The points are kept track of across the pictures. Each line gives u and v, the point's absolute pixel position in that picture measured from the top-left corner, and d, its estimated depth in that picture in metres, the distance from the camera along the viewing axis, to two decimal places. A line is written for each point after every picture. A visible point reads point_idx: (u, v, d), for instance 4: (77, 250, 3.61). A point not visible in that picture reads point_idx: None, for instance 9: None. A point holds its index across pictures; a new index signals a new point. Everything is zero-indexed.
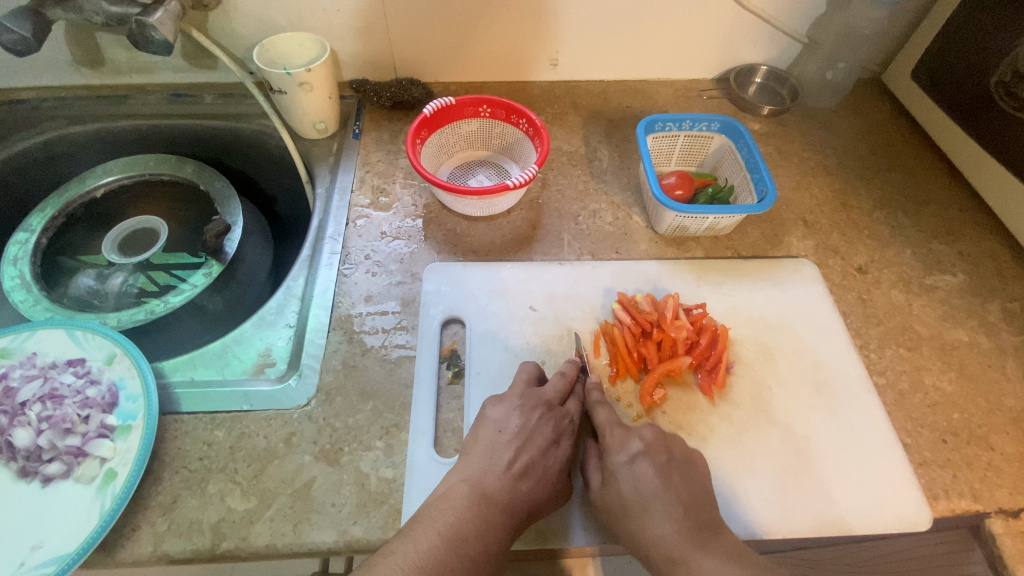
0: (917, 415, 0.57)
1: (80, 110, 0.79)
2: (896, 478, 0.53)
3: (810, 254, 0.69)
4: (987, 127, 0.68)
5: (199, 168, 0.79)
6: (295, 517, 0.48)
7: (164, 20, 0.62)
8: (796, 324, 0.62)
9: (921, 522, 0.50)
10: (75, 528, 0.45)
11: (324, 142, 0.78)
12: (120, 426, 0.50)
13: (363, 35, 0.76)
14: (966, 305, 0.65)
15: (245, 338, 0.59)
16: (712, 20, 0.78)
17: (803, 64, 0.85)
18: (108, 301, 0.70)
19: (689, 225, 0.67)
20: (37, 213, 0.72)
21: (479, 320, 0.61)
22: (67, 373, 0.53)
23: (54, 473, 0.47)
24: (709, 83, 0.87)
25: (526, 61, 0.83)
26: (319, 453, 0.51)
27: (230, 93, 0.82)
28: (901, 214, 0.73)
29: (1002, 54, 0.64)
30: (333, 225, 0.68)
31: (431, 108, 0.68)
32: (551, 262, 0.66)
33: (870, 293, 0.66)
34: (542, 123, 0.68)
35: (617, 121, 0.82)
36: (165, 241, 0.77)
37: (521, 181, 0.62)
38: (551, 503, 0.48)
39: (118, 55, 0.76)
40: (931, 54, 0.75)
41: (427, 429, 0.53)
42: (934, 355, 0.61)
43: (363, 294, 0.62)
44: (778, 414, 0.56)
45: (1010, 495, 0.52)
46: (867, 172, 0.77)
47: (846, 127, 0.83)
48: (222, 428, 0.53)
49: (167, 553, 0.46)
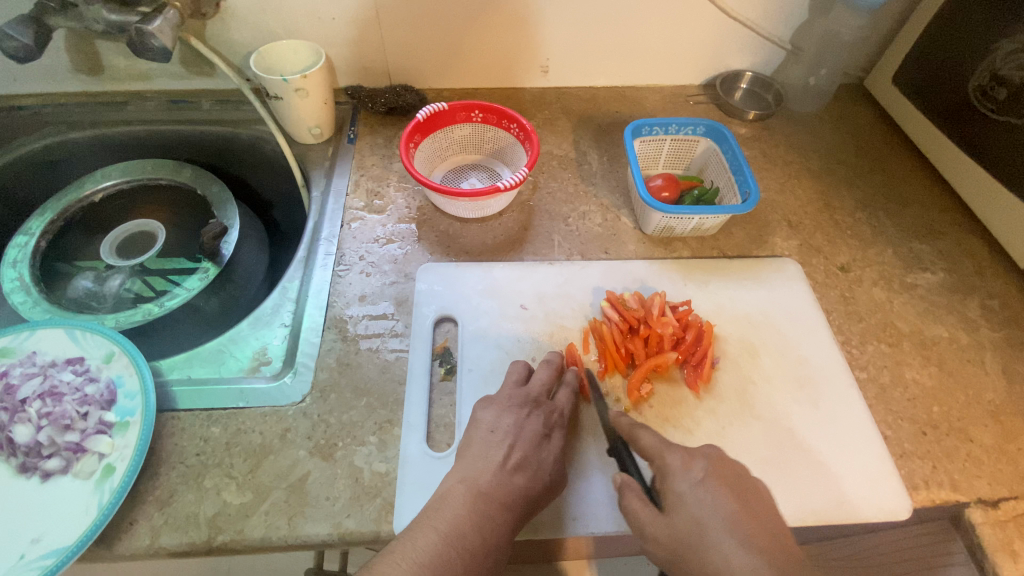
0: (897, 408, 0.58)
1: (79, 115, 0.81)
2: (877, 468, 0.54)
3: (793, 254, 0.70)
4: (966, 130, 0.70)
5: (196, 173, 0.81)
6: (290, 510, 0.49)
7: (163, 28, 0.64)
8: (780, 320, 0.64)
9: (901, 511, 0.52)
10: (74, 522, 0.46)
11: (320, 147, 0.80)
12: (118, 422, 0.51)
13: (358, 42, 0.78)
14: (945, 302, 0.67)
15: (242, 337, 0.61)
16: (698, 27, 0.80)
17: (787, 70, 0.88)
18: (105, 303, 0.71)
19: (676, 225, 0.68)
20: (36, 217, 0.74)
21: (471, 318, 0.63)
22: (66, 372, 0.54)
23: (53, 468, 0.48)
24: (695, 89, 0.89)
25: (518, 68, 0.85)
26: (314, 448, 0.52)
27: (227, 99, 0.83)
28: (883, 215, 0.75)
29: (980, 60, 0.66)
30: (329, 228, 0.69)
31: (425, 112, 0.69)
32: (541, 262, 0.68)
33: (852, 291, 0.67)
34: (532, 127, 0.69)
35: (607, 126, 0.84)
36: (162, 245, 0.78)
37: (511, 183, 0.64)
38: (546, 496, 0.49)
39: (117, 62, 0.78)
40: (910, 60, 0.77)
41: (420, 425, 0.54)
42: (914, 351, 0.62)
43: (356, 294, 0.64)
44: (761, 408, 0.57)
45: (989, 485, 0.53)
46: (850, 174, 0.79)
47: (829, 130, 0.85)
48: (218, 425, 0.54)
49: (164, 546, 0.47)
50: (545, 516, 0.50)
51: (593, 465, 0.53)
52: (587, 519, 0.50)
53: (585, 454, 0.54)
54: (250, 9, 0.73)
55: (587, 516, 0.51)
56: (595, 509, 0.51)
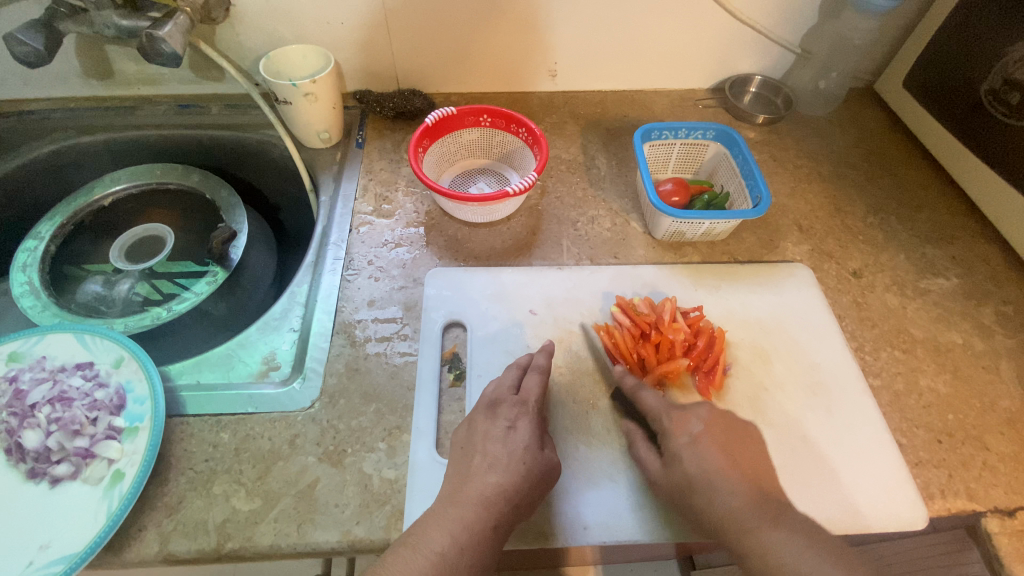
0: (912, 416, 0.57)
1: (89, 120, 0.81)
2: (892, 476, 0.53)
3: (805, 259, 0.70)
4: (978, 134, 0.70)
5: (204, 177, 0.81)
6: (299, 517, 0.49)
7: (173, 33, 0.64)
8: (793, 327, 0.63)
9: (917, 520, 0.51)
10: (82, 529, 0.46)
11: (328, 151, 0.80)
12: (127, 428, 0.51)
13: (366, 47, 0.78)
14: (959, 308, 0.66)
15: (250, 343, 0.60)
16: (707, 31, 0.80)
17: (796, 74, 0.87)
18: (114, 307, 0.71)
19: (686, 230, 0.68)
20: (46, 221, 0.74)
21: (480, 323, 0.62)
22: (75, 376, 0.54)
23: (62, 474, 0.48)
24: (704, 92, 0.89)
25: (526, 72, 0.85)
26: (322, 454, 0.52)
27: (235, 103, 0.83)
28: (895, 220, 0.74)
29: (991, 64, 0.66)
30: (336, 233, 0.69)
31: (433, 117, 0.69)
32: (551, 267, 0.68)
33: (864, 297, 0.67)
34: (541, 131, 0.69)
35: (615, 130, 0.83)
36: (171, 249, 0.78)
37: (521, 188, 0.63)
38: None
39: (127, 67, 0.78)
40: (921, 64, 0.77)
41: (429, 431, 0.54)
42: (928, 357, 0.62)
43: (365, 299, 0.63)
44: (774, 415, 0.56)
45: (1005, 494, 0.53)
46: (860, 179, 0.79)
47: (838, 134, 0.84)
48: (227, 431, 0.53)
49: (172, 553, 0.47)
50: (555, 524, 0.50)
51: (603, 473, 0.53)
52: (596, 527, 0.50)
53: (594, 461, 0.53)
54: (259, 15, 0.73)
55: (594, 524, 0.50)
56: (604, 517, 0.50)
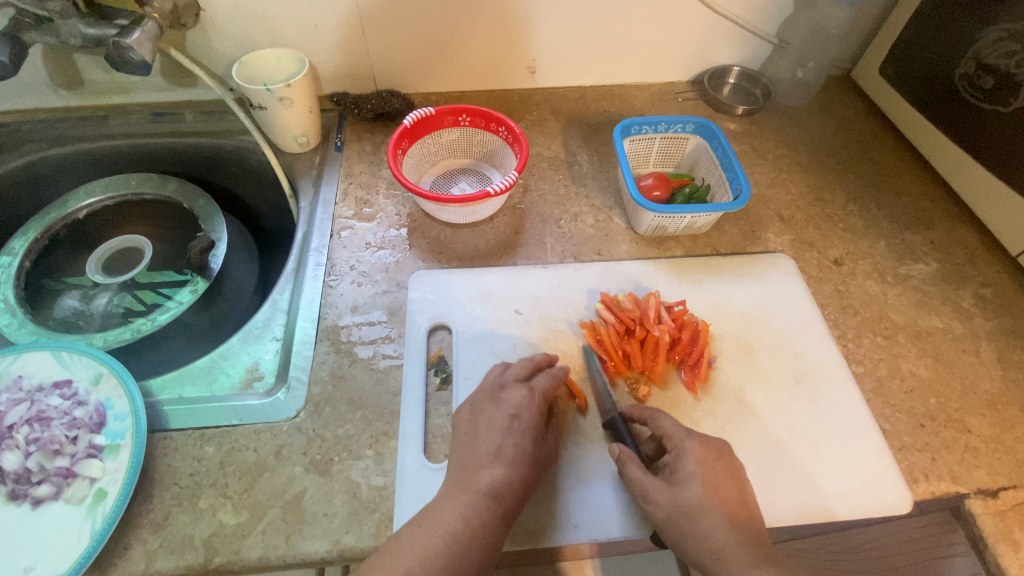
0: (895, 401, 0.58)
1: (60, 131, 0.80)
2: (876, 462, 0.54)
3: (787, 249, 0.70)
4: (953, 118, 0.70)
5: (182, 185, 0.79)
6: (287, 528, 0.48)
7: (142, 40, 0.63)
8: (774, 316, 0.64)
9: (903, 505, 0.52)
10: (66, 549, 0.45)
11: (307, 156, 0.79)
12: (109, 445, 0.50)
13: (342, 48, 0.77)
14: (938, 291, 0.67)
15: (232, 353, 0.60)
16: (684, 23, 0.80)
17: (773, 65, 0.88)
18: (93, 322, 0.70)
19: (668, 225, 0.68)
20: (20, 236, 0.72)
21: (465, 325, 0.62)
22: (54, 396, 0.53)
23: (43, 495, 0.47)
24: (684, 85, 0.89)
25: (505, 69, 0.84)
26: (309, 464, 0.52)
27: (210, 110, 0.82)
28: (874, 206, 0.75)
29: (966, 48, 0.66)
30: (318, 238, 0.69)
31: (411, 118, 0.68)
32: (535, 265, 0.67)
33: (846, 284, 0.67)
34: (521, 130, 0.69)
35: (596, 126, 0.83)
36: (150, 259, 0.77)
37: (502, 187, 0.63)
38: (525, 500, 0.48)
39: (97, 76, 0.77)
40: (897, 49, 0.77)
41: (417, 436, 0.54)
42: (910, 343, 0.62)
43: (348, 304, 0.63)
44: (760, 406, 0.57)
45: (988, 475, 0.53)
46: (840, 167, 0.79)
47: (817, 122, 0.85)
48: (211, 444, 0.53)
49: (159, 570, 0.46)
50: (545, 525, 0.50)
51: (590, 473, 0.53)
52: (587, 525, 0.50)
53: (581, 460, 0.53)
54: (232, 20, 0.72)
55: (584, 523, 0.50)
56: (592, 514, 0.51)
